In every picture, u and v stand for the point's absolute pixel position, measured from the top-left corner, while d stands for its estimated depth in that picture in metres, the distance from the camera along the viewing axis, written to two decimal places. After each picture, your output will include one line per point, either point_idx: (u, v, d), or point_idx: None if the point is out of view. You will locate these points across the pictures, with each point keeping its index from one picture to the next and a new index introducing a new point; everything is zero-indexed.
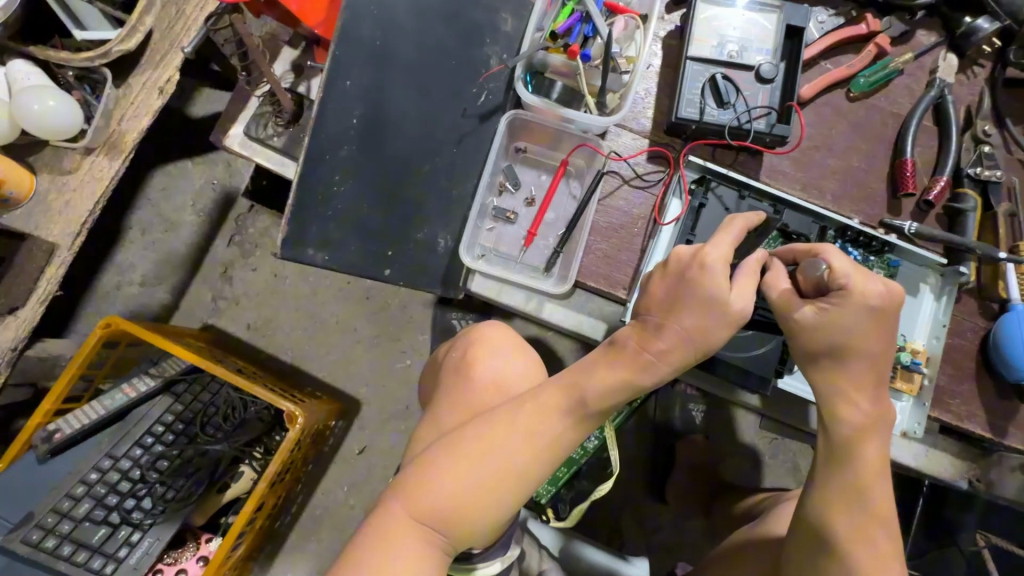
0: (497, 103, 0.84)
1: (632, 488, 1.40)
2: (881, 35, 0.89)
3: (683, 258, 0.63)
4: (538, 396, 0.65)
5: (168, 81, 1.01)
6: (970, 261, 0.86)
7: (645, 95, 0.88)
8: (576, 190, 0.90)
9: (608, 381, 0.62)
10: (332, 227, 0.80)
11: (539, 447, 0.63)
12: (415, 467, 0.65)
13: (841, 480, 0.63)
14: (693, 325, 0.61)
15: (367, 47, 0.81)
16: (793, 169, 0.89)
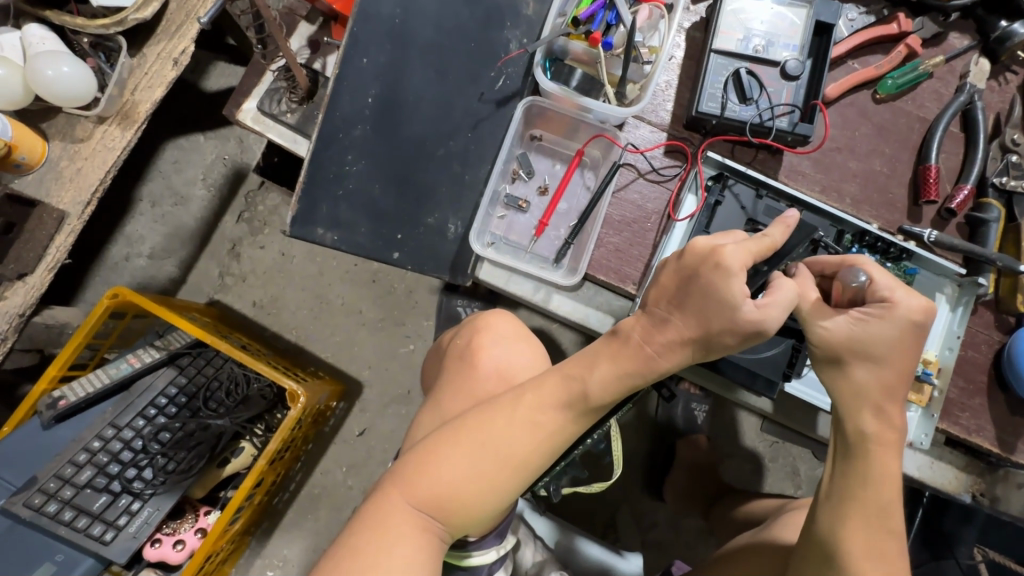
0: (515, 88, 0.82)
1: (630, 484, 1.40)
2: (912, 36, 0.87)
3: (698, 255, 0.59)
4: (542, 385, 0.65)
5: (183, 52, 1.00)
6: (989, 272, 0.84)
7: (665, 87, 0.86)
8: (590, 182, 0.89)
9: (612, 373, 0.61)
10: (342, 207, 0.80)
11: (541, 436, 0.63)
12: (416, 452, 0.65)
13: (854, 497, 0.60)
14: (700, 322, 0.58)
15: (386, 24, 0.81)
16: (813, 170, 0.87)
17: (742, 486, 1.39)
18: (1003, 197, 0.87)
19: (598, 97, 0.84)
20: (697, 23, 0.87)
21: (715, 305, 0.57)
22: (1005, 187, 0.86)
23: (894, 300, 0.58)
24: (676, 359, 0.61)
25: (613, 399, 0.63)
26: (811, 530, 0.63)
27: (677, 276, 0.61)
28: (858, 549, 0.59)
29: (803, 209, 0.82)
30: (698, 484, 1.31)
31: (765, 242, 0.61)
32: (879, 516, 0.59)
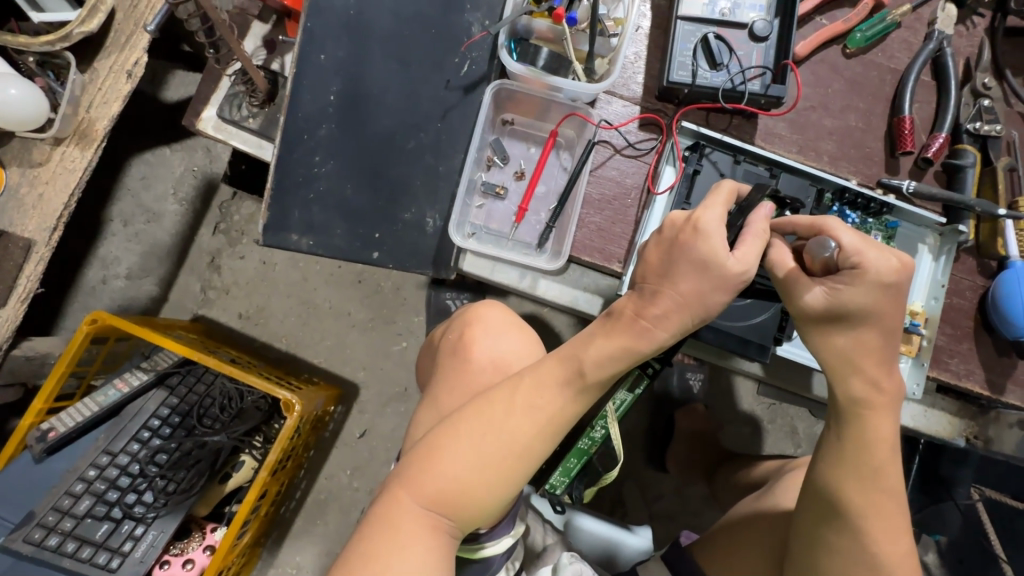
0: (481, 73, 0.81)
1: (634, 459, 1.41)
2: None
3: (677, 223, 0.61)
4: (538, 370, 0.64)
5: (136, 63, 0.97)
6: (969, 218, 0.85)
7: (634, 59, 0.84)
8: (567, 162, 0.87)
9: (608, 352, 0.61)
10: (315, 211, 0.78)
11: (541, 422, 0.62)
12: (416, 453, 0.64)
13: (854, 454, 0.60)
14: (691, 290, 0.58)
15: (341, 17, 0.79)
16: (790, 131, 0.86)
17: (743, 450, 1.41)
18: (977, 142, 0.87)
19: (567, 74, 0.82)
20: None
21: (703, 270, 0.57)
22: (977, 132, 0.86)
23: (863, 263, 0.56)
24: (671, 333, 0.60)
25: (611, 378, 0.62)
26: (813, 490, 0.64)
27: (665, 245, 0.61)
28: (861, 504, 0.60)
29: (782, 171, 0.81)
30: (699, 452, 1.33)
31: (729, 191, 0.61)
32: (878, 470, 0.60)
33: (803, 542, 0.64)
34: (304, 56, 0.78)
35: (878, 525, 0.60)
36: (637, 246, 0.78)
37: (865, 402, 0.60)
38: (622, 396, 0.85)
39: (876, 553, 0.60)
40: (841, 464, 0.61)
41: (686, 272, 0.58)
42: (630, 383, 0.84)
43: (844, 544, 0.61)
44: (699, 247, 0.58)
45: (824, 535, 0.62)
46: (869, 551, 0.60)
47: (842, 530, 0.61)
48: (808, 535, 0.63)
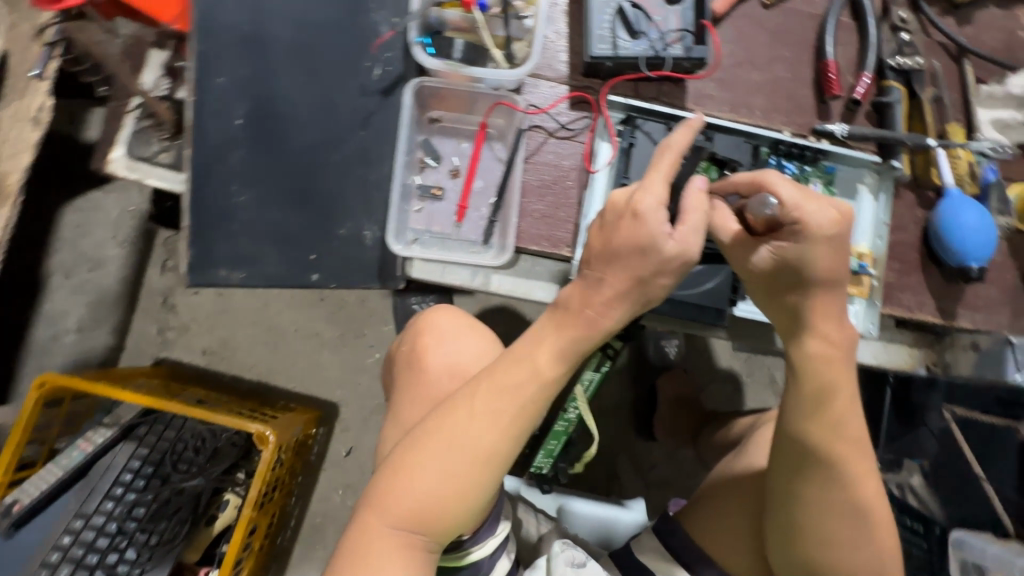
0: (397, 73, 0.79)
1: (622, 433, 1.43)
2: None
3: (616, 207, 0.59)
4: (496, 371, 0.62)
5: (41, 109, 0.89)
6: (902, 153, 0.85)
7: (555, 38, 0.82)
8: (501, 152, 0.86)
9: (559, 347, 0.60)
10: (243, 244, 0.76)
11: (504, 427, 0.61)
12: (382, 472, 0.62)
13: (815, 403, 0.60)
14: (631, 275, 0.58)
15: (237, 34, 0.76)
16: (721, 90, 0.86)
17: (725, 408, 1.43)
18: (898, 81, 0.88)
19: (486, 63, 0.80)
20: None
21: (643, 254, 0.57)
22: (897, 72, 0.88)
23: (803, 218, 0.55)
24: (617, 319, 0.60)
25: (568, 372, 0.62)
26: (782, 445, 0.64)
27: (607, 230, 0.59)
28: (829, 452, 0.60)
29: (716, 133, 0.81)
30: (684, 417, 1.34)
31: (670, 159, 0.58)
32: (845, 417, 0.60)
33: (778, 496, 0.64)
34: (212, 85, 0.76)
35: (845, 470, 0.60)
36: (583, 228, 0.77)
37: (822, 357, 0.60)
38: (588, 375, 0.84)
39: (850, 499, 0.61)
40: (809, 421, 0.61)
41: (628, 260, 0.58)
42: (595, 363, 0.82)
43: (824, 496, 0.61)
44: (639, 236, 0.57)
45: (798, 488, 0.62)
46: (843, 498, 0.61)
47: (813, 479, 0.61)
48: (785, 489, 0.63)
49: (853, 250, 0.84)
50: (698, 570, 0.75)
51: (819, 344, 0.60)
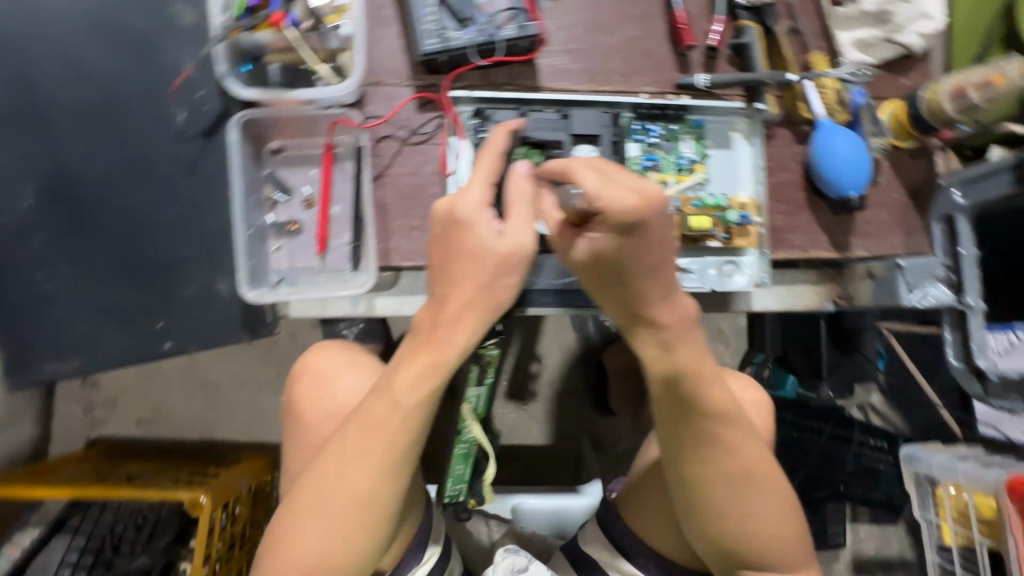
0: (218, 110, 0.86)
1: (581, 413, 1.42)
2: None
3: (442, 215, 0.59)
4: (358, 411, 0.58)
5: None
6: (767, 93, 0.83)
7: (382, 40, 0.77)
8: (351, 168, 0.81)
9: (413, 376, 0.58)
10: (65, 329, 0.87)
11: (374, 468, 0.58)
12: (270, 538, 0.61)
13: (677, 391, 0.59)
14: (472, 288, 0.58)
15: (16, 109, 0.82)
16: (574, 62, 0.82)
17: None
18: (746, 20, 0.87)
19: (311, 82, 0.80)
20: None
21: (473, 260, 0.58)
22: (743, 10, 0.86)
23: (606, 208, 0.51)
24: (468, 334, 0.58)
25: (431, 399, 0.59)
26: (665, 437, 0.63)
27: (438, 236, 0.60)
28: (703, 429, 0.60)
29: (572, 109, 0.80)
30: (633, 388, 1.28)
31: (489, 155, 0.60)
32: (707, 393, 0.60)
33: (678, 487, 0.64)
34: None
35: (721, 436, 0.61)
36: None
37: (669, 344, 0.59)
38: (474, 392, 0.76)
39: (726, 470, 0.62)
40: (667, 405, 0.61)
41: (473, 269, 0.58)
42: (475, 377, 0.75)
43: (703, 473, 0.62)
44: (474, 240, 0.58)
45: (690, 472, 0.62)
46: (721, 469, 0.62)
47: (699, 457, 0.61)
48: (679, 477, 0.63)
49: (734, 202, 0.83)
50: (637, 558, 0.75)
51: (663, 328, 0.58)
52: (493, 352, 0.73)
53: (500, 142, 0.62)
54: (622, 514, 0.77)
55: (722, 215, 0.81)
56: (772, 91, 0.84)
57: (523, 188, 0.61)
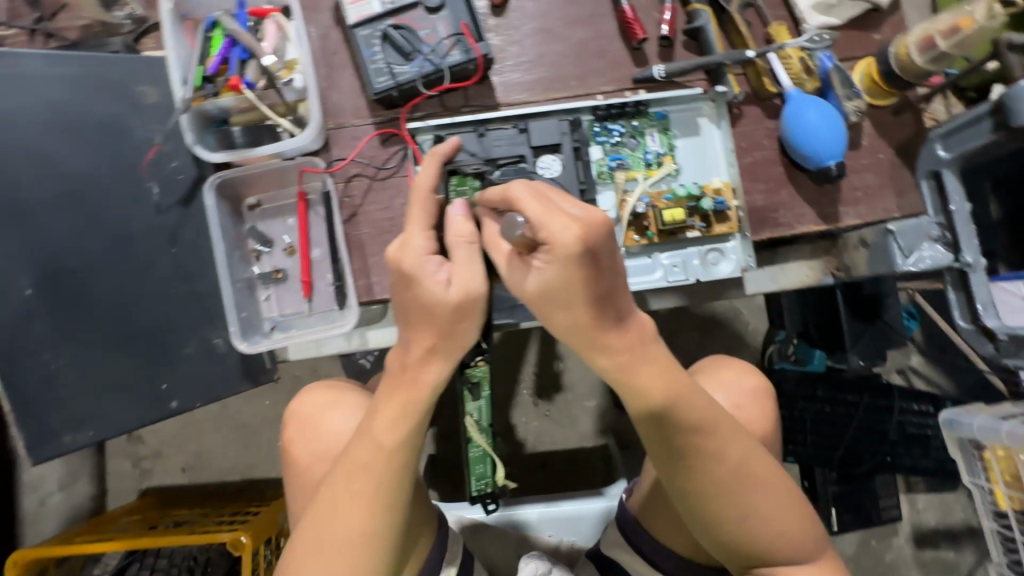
0: (466, 92, 0.95)
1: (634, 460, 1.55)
2: (934, 39, 0.84)
3: (601, 236, 0.53)
4: (388, 447, 0.67)
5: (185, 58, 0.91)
6: (945, 272, 0.85)
7: (626, 105, 0.93)
8: (554, 169, 0.92)
9: (390, 420, 0.67)
10: None
11: (367, 506, 0.67)
12: (290, 555, 0.69)
13: (756, 490, 0.64)
14: (616, 338, 0.58)
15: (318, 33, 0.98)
16: (770, 187, 0.97)
17: None
18: (907, 181, 0.97)
19: (555, 113, 0.93)
20: (660, 54, 0.98)
21: (607, 309, 0.56)
22: (902, 171, 0.97)
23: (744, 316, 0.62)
24: (438, 373, 0.66)
25: (409, 441, 0.67)
26: (735, 535, 0.66)
27: (465, 240, 0.65)
28: (772, 525, 0.65)
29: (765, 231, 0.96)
30: None
31: (588, 208, 0.54)
32: (753, 482, 0.64)
33: (739, 563, 0.69)
34: (322, 83, 0.95)
35: (794, 526, 0.66)
36: None
37: (755, 450, 0.65)
38: (474, 406, 0.80)
39: (778, 545, 0.66)
40: (714, 505, 0.64)
41: (583, 290, 0.54)
42: (470, 393, 0.79)
43: (754, 550, 0.66)
44: (609, 273, 0.54)
45: (759, 555, 0.67)
46: (770, 547, 0.66)
47: (773, 547, 0.66)
48: (745, 556, 0.67)
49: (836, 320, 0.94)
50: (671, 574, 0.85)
51: (716, 432, 0.63)
52: (483, 368, 0.79)
53: (569, 199, 0.57)
54: (652, 534, 0.87)
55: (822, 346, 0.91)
56: (947, 271, 0.85)
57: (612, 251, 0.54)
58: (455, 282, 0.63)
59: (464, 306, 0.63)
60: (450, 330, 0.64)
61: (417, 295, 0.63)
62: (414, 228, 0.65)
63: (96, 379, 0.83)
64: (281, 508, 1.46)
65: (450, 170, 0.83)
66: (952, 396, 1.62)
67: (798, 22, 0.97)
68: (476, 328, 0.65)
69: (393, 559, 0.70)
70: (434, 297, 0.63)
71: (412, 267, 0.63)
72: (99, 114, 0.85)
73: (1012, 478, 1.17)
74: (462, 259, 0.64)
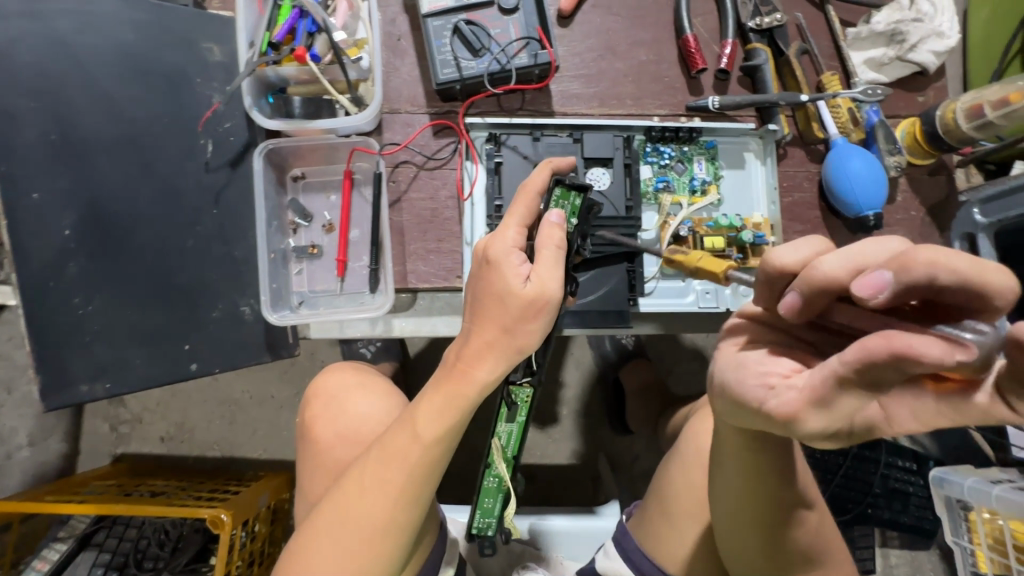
0: (523, 94, 0.96)
1: (622, 482, 1.54)
2: (982, 107, 0.88)
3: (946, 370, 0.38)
4: (421, 435, 0.67)
5: (252, 22, 0.90)
6: None
7: (680, 130, 0.95)
8: (603, 183, 0.92)
9: (434, 411, 0.67)
10: None
11: (394, 495, 0.66)
12: (304, 533, 0.69)
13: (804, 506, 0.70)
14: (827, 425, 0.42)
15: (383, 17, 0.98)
16: (802, 227, 0.99)
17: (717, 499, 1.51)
18: (934, 240, 1.01)
19: (609, 129, 0.95)
20: (715, 86, 1.01)
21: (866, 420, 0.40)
22: (931, 230, 1.00)
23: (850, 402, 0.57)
24: (490, 371, 0.67)
25: (448, 435, 0.67)
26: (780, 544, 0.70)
27: (554, 244, 0.67)
28: (809, 536, 0.71)
29: None
30: (651, 401, 1.44)
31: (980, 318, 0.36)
32: (801, 500, 0.69)
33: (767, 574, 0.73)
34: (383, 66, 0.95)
35: (823, 536, 0.74)
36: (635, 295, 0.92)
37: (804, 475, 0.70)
38: (505, 428, 0.85)
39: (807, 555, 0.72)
40: (768, 519, 0.68)
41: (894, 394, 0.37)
42: (506, 414, 0.84)
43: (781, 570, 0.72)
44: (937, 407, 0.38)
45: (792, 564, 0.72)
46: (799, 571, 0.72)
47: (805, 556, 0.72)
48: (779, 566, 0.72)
49: (751, 220, 0.96)
50: None
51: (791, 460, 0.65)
52: (526, 391, 0.83)
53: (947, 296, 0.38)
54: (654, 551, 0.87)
55: (743, 235, 0.93)
56: None
57: (875, 381, 0.37)
58: (531, 280, 0.66)
59: (538, 305, 0.66)
60: (513, 327, 0.66)
61: (496, 283, 0.66)
62: (511, 221, 0.69)
63: (125, 330, 0.82)
64: (263, 489, 1.39)
65: (557, 181, 0.71)
66: (936, 457, 1.64)
67: (849, 74, 1.00)
68: (539, 332, 0.67)
69: (400, 556, 0.69)
70: (509, 290, 0.65)
71: (500, 255, 0.66)
72: (164, 66, 0.86)
73: (995, 541, 1.18)
74: (548, 261, 0.67)
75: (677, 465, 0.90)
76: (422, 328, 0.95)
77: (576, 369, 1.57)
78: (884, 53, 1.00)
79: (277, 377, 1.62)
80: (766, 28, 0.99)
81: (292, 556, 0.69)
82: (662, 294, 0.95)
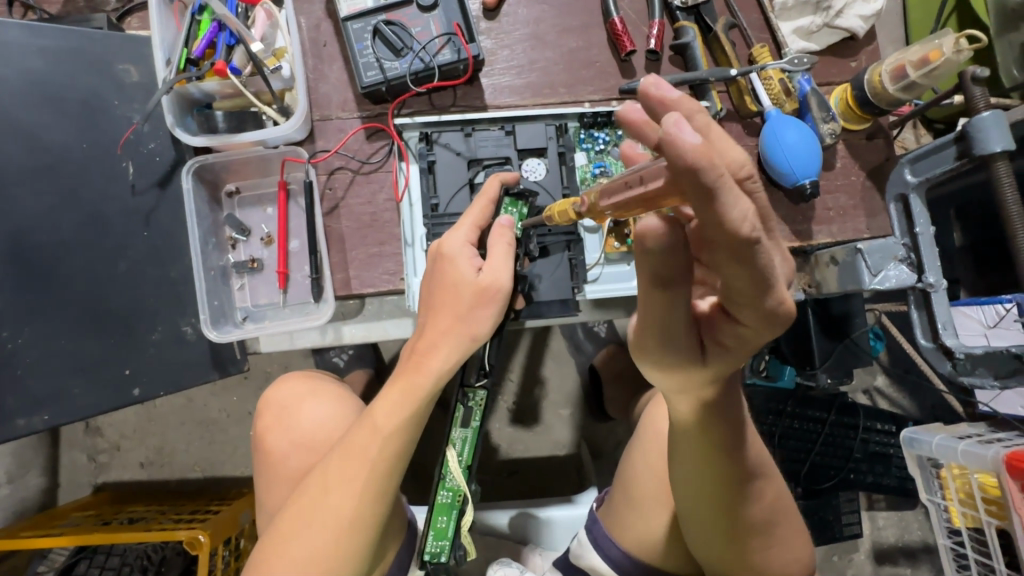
0: (453, 90, 0.96)
1: (605, 467, 1.54)
2: (904, 66, 0.88)
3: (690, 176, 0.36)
4: (378, 423, 0.68)
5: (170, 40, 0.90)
6: (909, 292, 0.89)
7: (612, 112, 0.94)
8: (539, 173, 0.92)
9: (392, 403, 0.68)
10: None
11: (357, 492, 0.67)
12: (267, 544, 0.68)
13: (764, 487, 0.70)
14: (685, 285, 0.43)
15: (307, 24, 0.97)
16: None
17: None
18: (876, 204, 1.01)
19: (542, 118, 0.94)
20: (647, 68, 1.01)
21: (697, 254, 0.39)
22: (873, 194, 1.01)
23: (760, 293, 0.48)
24: (444, 361, 0.69)
25: (405, 428, 0.68)
26: (741, 524, 0.70)
27: (505, 241, 0.73)
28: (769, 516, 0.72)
29: None
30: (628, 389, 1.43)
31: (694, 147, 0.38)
32: (761, 482, 0.70)
33: (729, 558, 0.74)
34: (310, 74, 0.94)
35: (787, 504, 0.75)
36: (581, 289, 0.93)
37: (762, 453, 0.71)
38: (459, 434, 0.87)
39: (773, 533, 0.73)
40: (724, 501, 0.68)
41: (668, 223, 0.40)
42: (461, 418, 0.86)
43: (747, 551, 0.73)
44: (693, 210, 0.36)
45: (757, 545, 0.73)
46: (762, 550, 0.73)
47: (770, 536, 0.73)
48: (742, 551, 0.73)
49: None
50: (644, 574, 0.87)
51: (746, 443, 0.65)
52: (481, 394, 0.87)
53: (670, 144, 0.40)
54: (616, 536, 0.88)
55: None
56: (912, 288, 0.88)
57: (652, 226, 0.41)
58: (484, 271, 0.71)
59: (488, 294, 0.70)
60: (466, 316, 0.70)
61: (447, 273, 0.70)
62: (465, 223, 0.74)
63: (62, 359, 0.82)
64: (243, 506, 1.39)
65: (506, 192, 0.80)
66: (915, 418, 1.66)
67: (779, 45, 1.00)
68: (491, 319, 0.71)
69: (367, 554, 0.69)
70: (462, 278, 0.70)
71: (453, 249, 0.71)
72: (81, 91, 0.86)
73: (965, 496, 1.18)
74: (498, 256, 0.72)
75: (637, 451, 0.90)
76: (371, 333, 0.94)
77: (552, 359, 1.57)
78: (812, 21, 1.00)
79: (255, 393, 1.60)
80: (692, 6, 0.99)
81: (255, 566, 0.68)
82: (608, 281, 0.95)
